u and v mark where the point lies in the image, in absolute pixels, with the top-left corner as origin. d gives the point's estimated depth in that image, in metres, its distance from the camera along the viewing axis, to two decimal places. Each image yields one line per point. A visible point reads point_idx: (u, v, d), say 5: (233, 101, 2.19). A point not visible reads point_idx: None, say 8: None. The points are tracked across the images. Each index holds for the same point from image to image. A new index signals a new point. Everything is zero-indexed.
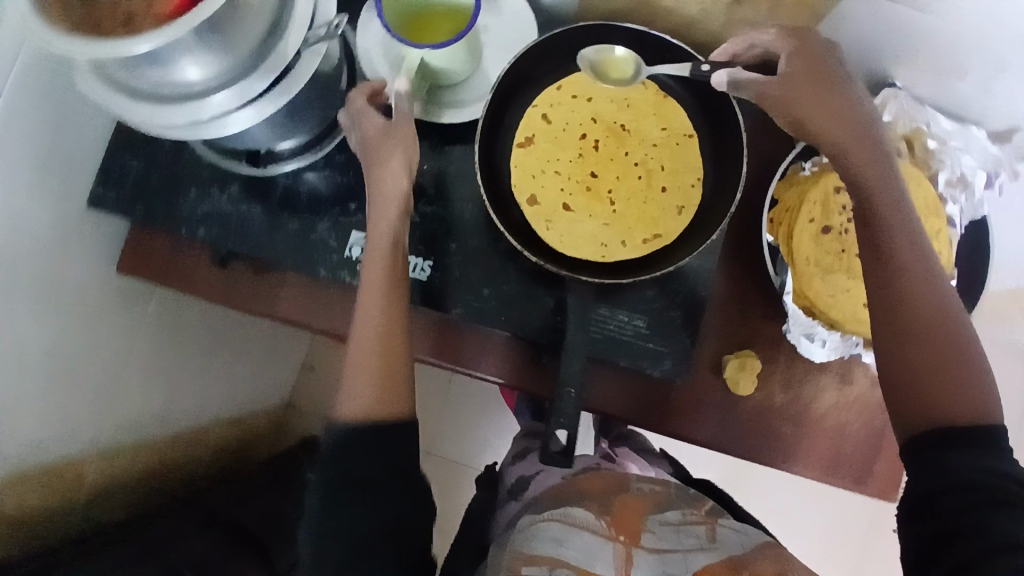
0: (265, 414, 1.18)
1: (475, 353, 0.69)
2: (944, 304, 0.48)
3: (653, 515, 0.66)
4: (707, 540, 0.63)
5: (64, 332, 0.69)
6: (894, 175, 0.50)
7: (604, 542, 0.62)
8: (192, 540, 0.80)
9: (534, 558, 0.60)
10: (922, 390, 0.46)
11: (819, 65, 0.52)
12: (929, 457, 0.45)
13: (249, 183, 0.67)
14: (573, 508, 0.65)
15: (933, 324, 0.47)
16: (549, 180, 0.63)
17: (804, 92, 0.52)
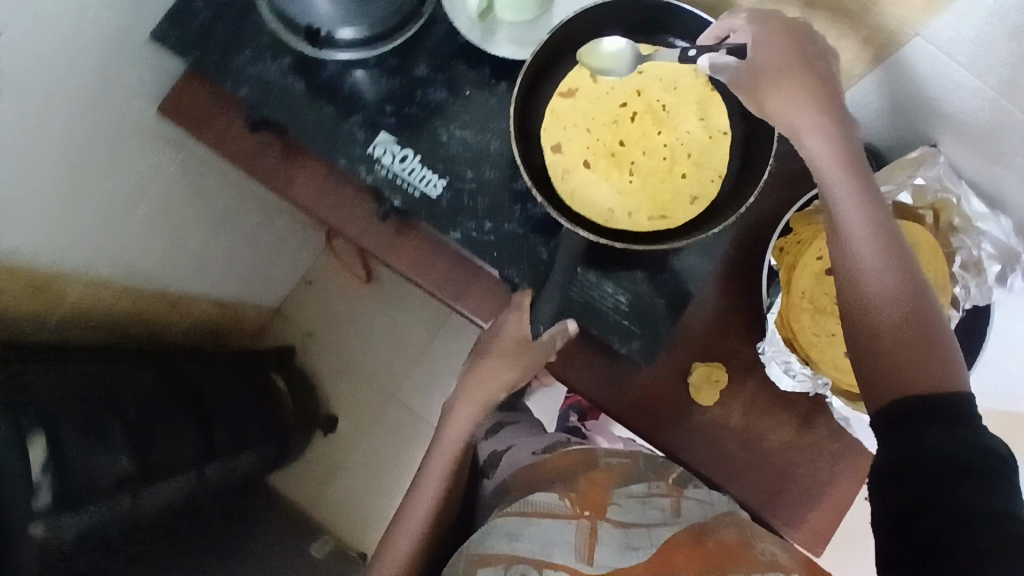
0: (254, 308, 1.21)
1: (461, 286, 0.73)
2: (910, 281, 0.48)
3: (618, 487, 0.67)
4: (670, 514, 0.64)
5: (95, 149, 0.73)
6: (855, 157, 0.51)
7: (565, 522, 0.62)
8: (144, 391, 0.83)
9: (488, 558, 0.61)
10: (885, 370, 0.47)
11: (792, 46, 0.52)
12: (900, 432, 0.45)
13: (301, 59, 0.69)
14: (535, 495, 0.65)
15: (893, 304, 0.48)
16: (579, 135, 0.64)
17: (769, 77, 0.53)
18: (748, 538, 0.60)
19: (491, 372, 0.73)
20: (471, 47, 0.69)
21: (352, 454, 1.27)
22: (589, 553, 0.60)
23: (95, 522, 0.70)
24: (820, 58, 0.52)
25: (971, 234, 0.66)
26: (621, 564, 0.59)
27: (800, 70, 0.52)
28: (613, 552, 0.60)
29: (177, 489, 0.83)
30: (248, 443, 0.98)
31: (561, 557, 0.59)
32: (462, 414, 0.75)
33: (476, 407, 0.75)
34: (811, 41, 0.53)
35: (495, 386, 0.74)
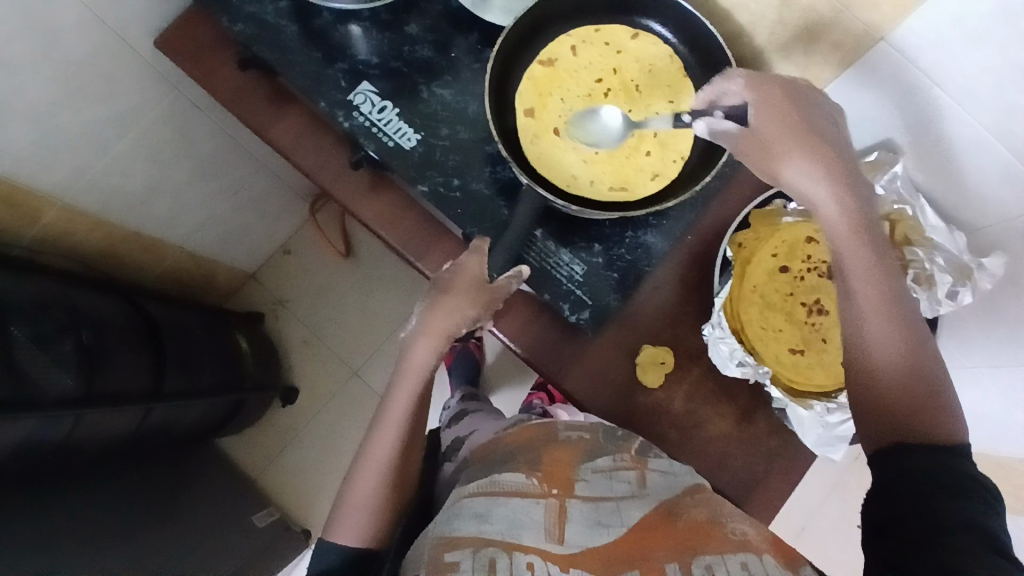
0: (229, 268, 1.22)
1: (425, 244, 0.74)
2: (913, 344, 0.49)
3: (584, 463, 0.59)
4: (637, 486, 0.57)
5: (87, 72, 0.75)
6: (863, 215, 0.51)
7: (535, 502, 0.54)
8: (104, 318, 0.83)
9: (455, 541, 0.51)
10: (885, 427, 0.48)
11: (794, 109, 0.53)
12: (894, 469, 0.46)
13: (297, 5, 0.72)
14: (501, 474, 0.57)
15: (897, 367, 0.48)
16: (553, 104, 0.68)
17: (775, 140, 0.53)
18: (718, 518, 0.53)
19: (456, 306, 0.61)
20: (462, 13, 0.72)
21: (307, 427, 1.27)
22: (559, 534, 0.52)
23: (36, 429, 0.70)
24: (824, 122, 0.53)
25: (925, 248, 0.66)
26: (590, 544, 0.51)
27: (804, 135, 0.52)
28: (582, 530, 0.52)
29: (122, 421, 0.83)
30: (200, 391, 0.97)
31: (530, 539, 0.51)
32: (421, 350, 0.60)
33: (435, 337, 0.60)
34: (815, 105, 0.54)
35: (461, 319, 0.60)
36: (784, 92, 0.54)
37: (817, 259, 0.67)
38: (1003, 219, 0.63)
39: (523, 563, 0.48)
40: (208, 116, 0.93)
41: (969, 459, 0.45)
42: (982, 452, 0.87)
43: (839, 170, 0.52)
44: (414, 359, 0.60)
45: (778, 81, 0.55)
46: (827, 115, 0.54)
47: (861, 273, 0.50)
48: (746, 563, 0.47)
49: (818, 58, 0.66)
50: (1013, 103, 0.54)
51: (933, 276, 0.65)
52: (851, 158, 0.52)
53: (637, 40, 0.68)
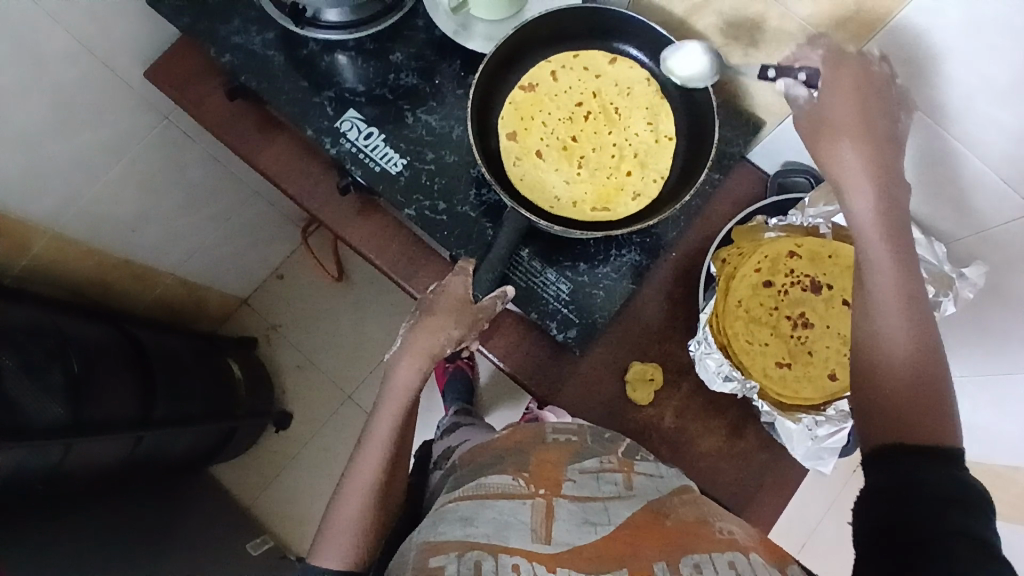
0: (222, 294, 1.22)
1: (413, 267, 0.74)
2: (926, 345, 0.51)
3: (571, 464, 0.60)
4: (624, 487, 0.58)
5: (77, 104, 0.76)
6: (897, 212, 0.54)
7: (521, 502, 0.55)
8: (94, 345, 0.83)
9: (441, 546, 0.51)
10: (890, 409, 0.50)
11: (863, 102, 0.55)
12: (894, 466, 0.47)
13: (284, 36, 0.73)
14: (488, 478, 0.59)
15: (908, 356, 0.50)
16: (535, 127, 0.69)
17: (834, 125, 0.56)
18: (706, 518, 0.54)
19: (440, 325, 0.62)
20: (446, 40, 0.73)
21: (301, 453, 1.26)
22: (547, 532, 0.52)
23: (23, 460, 0.70)
24: (884, 124, 0.55)
25: None
26: (578, 542, 0.51)
27: (862, 127, 0.55)
28: (570, 528, 0.53)
29: (112, 451, 0.82)
30: (192, 418, 0.97)
31: (517, 541, 0.51)
32: (406, 371, 0.62)
33: (420, 357, 0.62)
34: (887, 105, 0.56)
35: (445, 338, 0.62)
36: (859, 86, 0.56)
37: (800, 273, 0.67)
38: (982, 229, 0.64)
39: (509, 564, 0.48)
40: (198, 144, 0.95)
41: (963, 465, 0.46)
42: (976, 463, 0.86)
43: (881, 172, 0.55)
44: (399, 378, 0.62)
45: (857, 68, 0.56)
46: (895, 121, 0.56)
47: (889, 267, 0.52)
48: (733, 562, 0.48)
49: None
50: (981, 115, 0.55)
51: None
52: (897, 170, 0.55)
53: (616, 63, 0.70)
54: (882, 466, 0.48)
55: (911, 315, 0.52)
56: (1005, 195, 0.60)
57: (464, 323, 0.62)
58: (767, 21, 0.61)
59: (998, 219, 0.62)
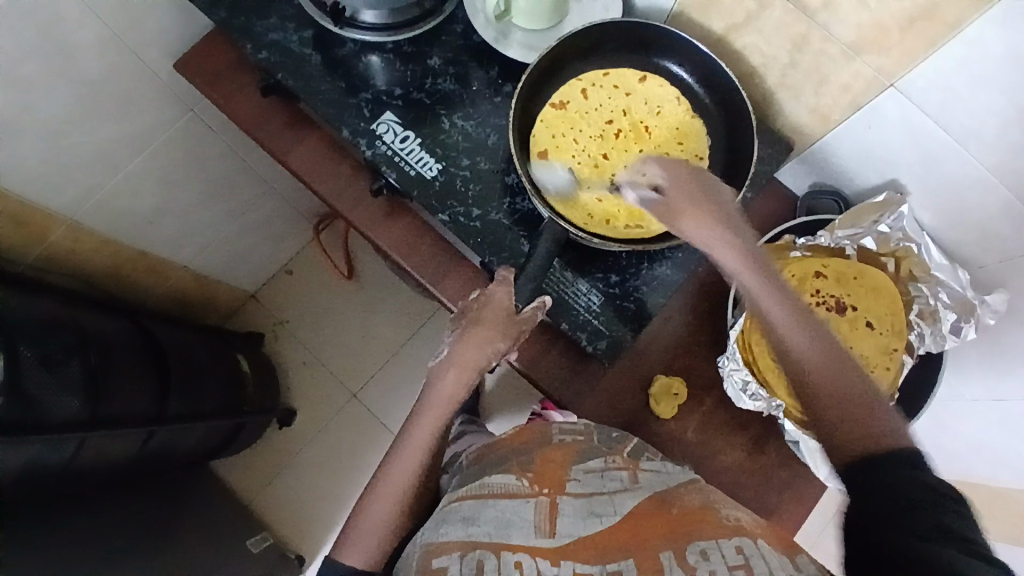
0: (229, 288, 1.21)
1: (442, 270, 0.74)
2: (840, 359, 0.51)
3: (575, 465, 0.58)
4: (629, 482, 0.55)
5: (105, 94, 0.75)
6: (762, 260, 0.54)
7: (525, 501, 0.53)
8: (108, 338, 0.82)
9: (442, 547, 0.50)
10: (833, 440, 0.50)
11: (701, 188, 0.57)
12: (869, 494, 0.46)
13: (320, 34, 0.73)
14: (491, 477, 0.57)
15: (827, 381, 0.50)
16: (567, 145, 0.70)
17: (691, 205, 0.56)
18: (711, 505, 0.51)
19: (487, 338, 0.61)
20: (484, 46, 0.73)
21: (304, 451, 1.25)
22: (551, 527, 0.50)
23: (41, 454, 0.69)
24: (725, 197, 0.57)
25: (929, 284, 0.69)
26: (583, 532, 0.50)
27: (701, 199, 0.56)
28: (575, 521, 0.51)
29: (122, 447, 0.81)
30: (202, 414, 0.95)
31: (519, 539, 0.49)
32: (450, 381, 0.61)
33: (467, 371, 0.61)
34: (712, 185, 0.57)
35: (492, 352, 0.61)
36: (691, 176, 0.58)
37: (826, 293, 0.69)
38: (1007, 255, 0.65)
39: (511, 562, 0.47)
40: (221, 138, 0.94)
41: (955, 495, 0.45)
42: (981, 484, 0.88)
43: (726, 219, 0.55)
44: (442, 388, 0.61)
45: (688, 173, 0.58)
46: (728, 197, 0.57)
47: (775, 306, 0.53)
48: (741, 547, 0.45)
49: (828, 99, 0.66)
50: (1015, 147, 0.57)
51: (937, 311, 0.68)
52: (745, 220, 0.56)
53: (646, 82, 0.71)
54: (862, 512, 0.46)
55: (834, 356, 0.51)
56: None
57: (510, 337, 0.62)
58: (808, 43, 0.62)
59: (1022, 248, 0.63)
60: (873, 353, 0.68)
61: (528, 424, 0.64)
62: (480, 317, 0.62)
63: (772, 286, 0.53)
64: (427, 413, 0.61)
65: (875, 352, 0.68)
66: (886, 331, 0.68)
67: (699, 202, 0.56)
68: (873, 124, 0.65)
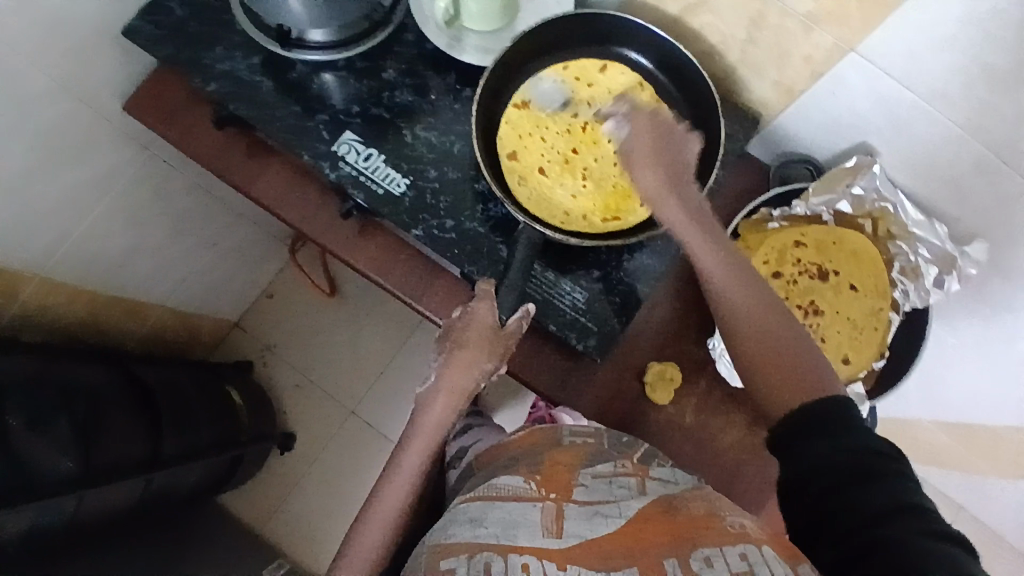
0: (212, 320, 1.19)
1: (421, 286, 0.73)
2: (771, 307, 0.56)
3: (584, 467, 0.56)
4: (637, 490, 0.53)
5: (59, 144, 0.73)
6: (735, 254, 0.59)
7: (530, 505, 0.52)
8: (94, 390, 0.80)
9: (450, 548, 0.50)
10: (765, 385, 0.54)
11: (658, 141, 0.61)
12: (799, 441, 0.50)
13: (270, 59, 0.71)
14: (498, 479, 0.56)
15: (769, 330, 0.55)
16: (535, 144, 0.69)
17: (645, 161, 0.61)
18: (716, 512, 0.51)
19: (471, 360, 0.61)
20: (438, 54, 0.72)
21: (307, 474, 1.24)
22: (558, 527, 0.50)
23: (39, 517, 0.67)
24: (676, 153, 0.61)
25: (907, 241, 0.69)
26: (591, 534, 0.49)
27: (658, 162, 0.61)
28: (581, 522, 0.50)
29: (122, 497, 0.80)
30: (199, 451, 0.94)
31: (526, 539, 0.49)
32: (439, 410, 0.61)
33: (455, 397, 0.61)
34: (674, 140, 0.62)
35: (478, 372, 0.61)
36: (654, 130, 0.61)
37: (807, 262, 0.69)
38: (981, 210, 0.66)
39: (518, 564, 0.47)
40: (184, 173, 0.92)
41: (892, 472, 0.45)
42: (975, 427, 0.90)
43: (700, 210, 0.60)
44: (432, 414, 0.61)
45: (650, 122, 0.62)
46: (683, 147, 0.62)
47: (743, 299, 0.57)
48: (745, 554, 0.45)
49: (790, 71, 0.66)
50: (980, 101, 0.57)
51: (919, 267, 0.69)
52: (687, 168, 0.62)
53: (608, 72, 0.70)
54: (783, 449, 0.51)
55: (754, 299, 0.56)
56: (1005, 177, 0.61)
57: (496, 355, 0.61)
58: (764, 18, 0.61)
59: (995, 198, 0.63)
60: (863, 315, 0.69)
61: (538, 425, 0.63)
62: (464, 337, 0.61)
63: (708, 248, 0.59)
64: (417, 438, 0.61)
65: (862, 316, 0.68)
66: (870, 293, 0.69)
67: (656, 161, 0.61)
68: (838, 91, 0.65)
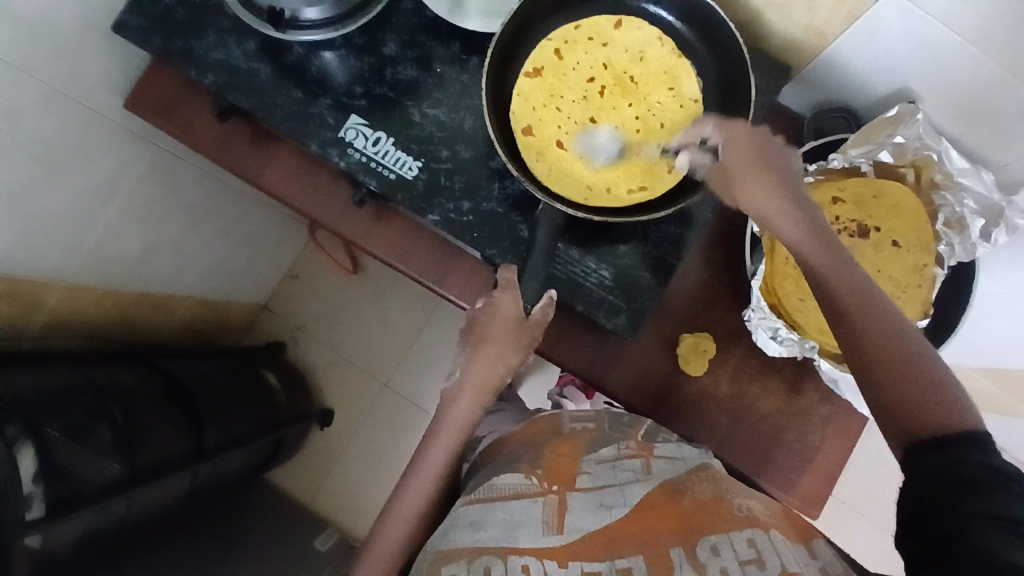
0: (238, 303, 1.19)
1: (444, 270, 0.71)
2: (901, 328, 0.46)
3: (586, 456, 0.57)
4: (643, 472, 0.54)
5: (63, 150, 0.71)
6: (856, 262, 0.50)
7: (533, 501, 0.52)
8: (129, 391, 0.81)
9: (450, 554, 0.49)
10: (901, 412, 0.44)
11: (760, 151, 0.55)
12: (923, 462, 0.42)
13: (265, 43, 0.68)
14: (499, 477, 0.54)
15: (888, 346, 0.46)
16: (550, 115, 0.66)
17: (744, 162, 0.54)
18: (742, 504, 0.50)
19: (498, 355, 0.61)
20: (440, 21, 0.68)
21: (344, 448, 1.26)
22: (558, 523, 0.51)
23: (89, 522, 0.70)
24: (781, 164, 0.54)
25: (953, 191, 0.64)
26: (592, 526, 0.50)
27: (765, 172, 0.54)
28: (584, 514, 0.51)
29: (168, 491, 0.82)
30: (240, 437, 0.96)
31: (528, 539, 0.49)
32: (465, 407, 0.62)
33: (481, 395, 0.62)
34: (779, 153, 0.55)
35: (505, 368, 0.62)
36: (751, 142, 0.55)
37: (846, 219, 0.65)
38: None
39: (519, 566, 0.47)
40: (191, 163, 0.90)
41: (986, 440, 0.42)
42: (1021, 371, 0.87)
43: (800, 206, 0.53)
44: (457, 414, 0.62)
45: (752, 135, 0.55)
46: (790, 163, 0.55)
47: (875, 313, 0.47)
48: (752, 540, 0.45)
49: (824, 14, 0.60)
50: None
51: (965, 219, 0.64)
52: (793, 174, 0.55)
53: (623, 28, 0.66)
54: (921, 468, 0.42)
55: (888, 315, 0.47)
56: None
57: (522, 348, 0.61)
58: None
59: None
60: (904, 272, 0.65)
61: (540, 415, 0.63)
62: (490, 332, 0.61)
63: (833, 249, 0.50)
64: (443, 435, 0.62)
65: (904, 273, 0.65)
66: (911, 248, 0.65)
67: (759, 173, 0.54)
68: (875, 35, 0.59)
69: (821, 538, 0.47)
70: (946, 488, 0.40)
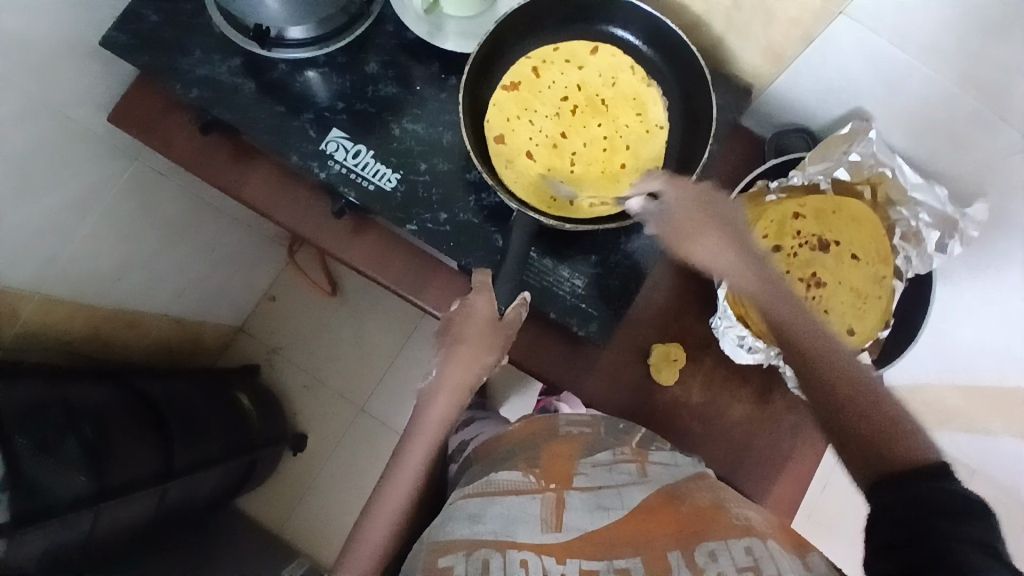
0: (213, 325, 1.19)
1: (420, 281, 0.72)
2: (846, 363, 0.50)
3: (583, 458, 0.58)
4: (638, 475, 0.56)
5: (44, 161, 0.72)
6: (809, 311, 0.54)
7: (531, 497, 0.53)
8: (100, 407, 0.80)
9: (449, 545, 0.49)
10: (856, 444, 0.47)
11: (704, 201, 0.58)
12: (896, 495, 0.42)
13: (248, 60, 0.70)
14: (497, 474, 0.56)
15: (842, 382, 0.49)
16: (522, 128, 0.68)
17: (692, 220, 0.58)
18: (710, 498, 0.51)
19: (474, 355, 0.63)
20: (419, 43, 0.72)
21: (319, 474, 1.25)
22: (557, 521, 0.50)
23: (56, 536, 0.68)
24: (730, 215, 0.58)
25: (908, 206, 0.68)
26: (592, 526, 0.50)
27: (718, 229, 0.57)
28: (582, 514, 0.51)
29: (136, 509, 0.81)
30: (211, 458, 0.95)
31: (526, 535, 0.49)
32: (442, 406, 0.62)
33: (458, 393, 0.63)
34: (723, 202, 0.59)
35: (480, 368, 0.63)
36: (697, 203, 0.58)
37: (807, 233, 0.68)
38: (982, 165, 0.64)
39: (517, 560, 0.47)
40: (172, 180, 0.92)
41: (948, 471, 0.42)
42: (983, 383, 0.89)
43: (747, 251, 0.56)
44: (435, 411, 0.62)
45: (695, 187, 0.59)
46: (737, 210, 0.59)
47: (820, 354, 0.51)
48: (750, 548, 0.45)
49: (779, 37, 0.64)
50: (972, 54, 0.54)
51: (920, 232, 0.67)
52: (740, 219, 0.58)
53: (598, 53, 0.69)
54: (884, 496, 0.43)
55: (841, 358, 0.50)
56: (1002, 132, 0.60)
57: (496, 348, 0.63)
58: None
59: (999, 153, 0.61)
60: (866, 284, 0.67)
61: (531, 417, 0.64)
62: (464, 332, 0.63)
63: (791, 301, 0.54)
64: (418, 436, 0.61)
65: (865, 284, 0.67)
66: (871, 261, 0.67)
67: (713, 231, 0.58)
68: (828, 54, 0.63)
69: (817, 551, 0.45)
70: (926, 512, 0.40)
